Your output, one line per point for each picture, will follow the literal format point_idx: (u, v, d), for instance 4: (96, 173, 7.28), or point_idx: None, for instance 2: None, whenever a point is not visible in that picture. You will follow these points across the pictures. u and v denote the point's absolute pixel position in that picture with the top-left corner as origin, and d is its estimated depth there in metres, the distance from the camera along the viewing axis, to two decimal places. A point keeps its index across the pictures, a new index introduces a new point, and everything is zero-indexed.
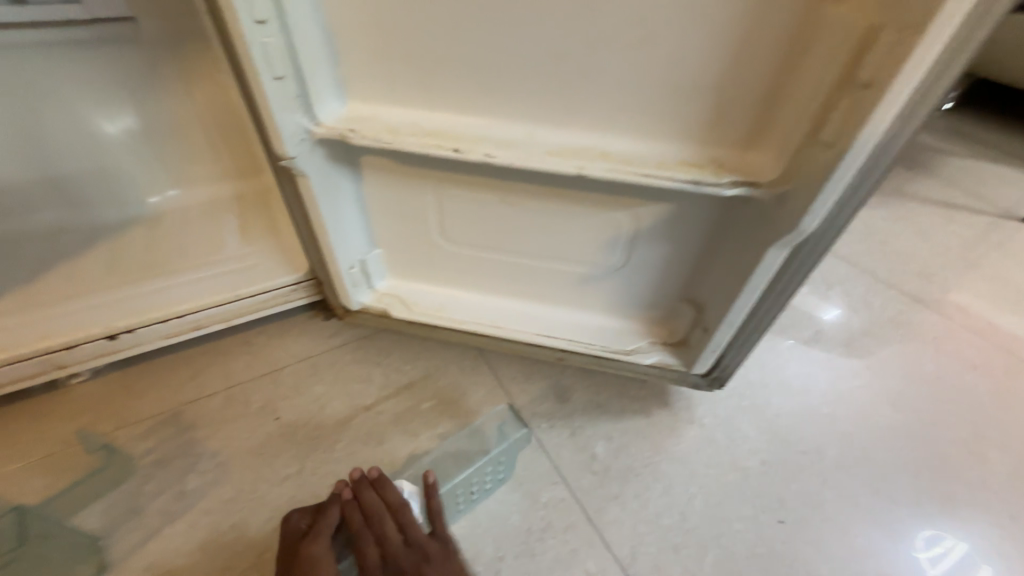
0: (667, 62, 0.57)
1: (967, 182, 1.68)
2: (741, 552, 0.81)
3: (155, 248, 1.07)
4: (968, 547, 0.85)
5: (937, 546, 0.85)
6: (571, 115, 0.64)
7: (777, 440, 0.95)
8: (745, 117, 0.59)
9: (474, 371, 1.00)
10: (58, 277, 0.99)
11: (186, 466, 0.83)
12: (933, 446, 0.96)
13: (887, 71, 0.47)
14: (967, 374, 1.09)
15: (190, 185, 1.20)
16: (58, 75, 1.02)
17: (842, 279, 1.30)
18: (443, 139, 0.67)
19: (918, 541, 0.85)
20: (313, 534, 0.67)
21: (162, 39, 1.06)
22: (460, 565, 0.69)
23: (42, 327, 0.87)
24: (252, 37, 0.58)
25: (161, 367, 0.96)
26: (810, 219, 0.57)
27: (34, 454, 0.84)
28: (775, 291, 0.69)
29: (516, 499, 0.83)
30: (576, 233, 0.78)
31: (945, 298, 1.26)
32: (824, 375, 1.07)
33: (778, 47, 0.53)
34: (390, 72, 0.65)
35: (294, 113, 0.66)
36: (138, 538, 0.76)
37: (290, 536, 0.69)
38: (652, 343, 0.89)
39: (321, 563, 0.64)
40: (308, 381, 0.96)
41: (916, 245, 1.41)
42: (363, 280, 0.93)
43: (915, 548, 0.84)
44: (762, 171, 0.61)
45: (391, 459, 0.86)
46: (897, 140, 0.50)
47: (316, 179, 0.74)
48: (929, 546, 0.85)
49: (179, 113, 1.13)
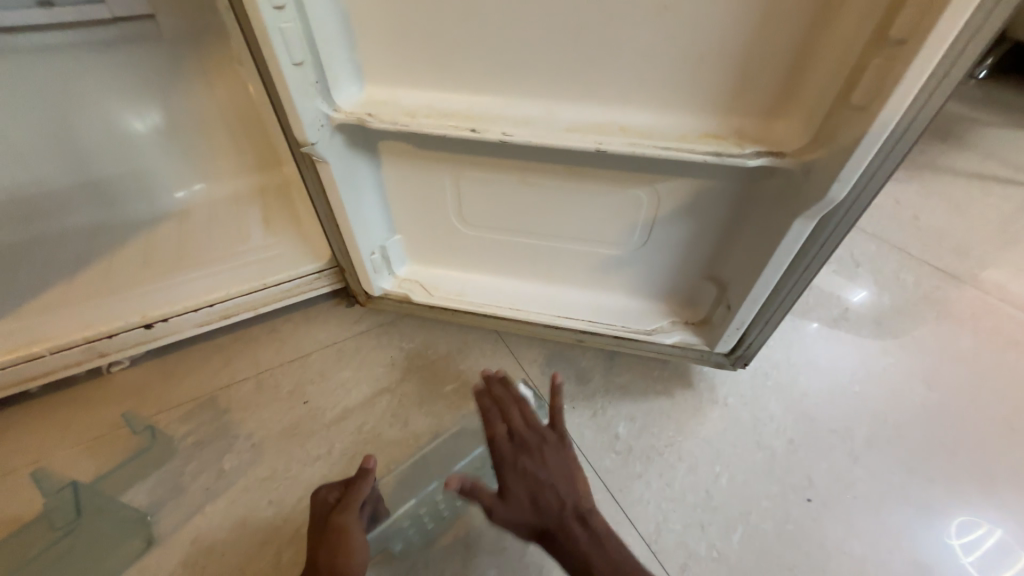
0: (688, 30, 0.56)
1: (1007, 152, 1.59)
2: (769, 530, 0.80)
3: (184, 241, 1.10)
4: (999, 536, 0.81)
5: (968, 534, 0.81)
6: (589, 91, 0.63)
7: (804, 419, 0.93)
8: (769, 85, 0.58)
9: (494, 354, 1.01)
10: (97, 271, 1.03)
11: (223, 447, 0.87)
12: (970, 425, 0.93)
13: (923, 27, 0.44)
14: (1008, 352, 1.05)
15: (214, 179, 1.23)
16: (87, 75, 1.06)
17: (872, 257, 1.25)
18: (460, 120, 0.66)
19: (947, 529, 0.81)
20: (343, 506, 0.68)
21: (182, 35, 1.08)
22: (573, 455, 0.71)
23: (84, 318, 0.92)
24: (271, 24, 0.58)
25: (195, 354, 1.00)
26: (839, 189, 0.55)
27: (84, 437, 0.89)
28: (802, 265, 0.67)
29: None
30: (595, 212, 0.78)
31: (984, 273, 1.21)
32: (853, 354, 1.04)
33: (805, 8, 0.51)
34: (406, 55, 0.65)
35: (313, 99, 0.66)
36: (182, 514, 0.80)
37: (319, 507, 0.70)
38: (674, 323, 0.88)
39: (351, 532, 0.65)
40: (334, 367, 0.98)
41: (952, 219, 1.35)
42: (384, 266, 0.94)
43: (943, 535, 0.81)
44: (788, 141, 0.59)
45: (416, 440, 0.88)
46: (932, 102, 0.48)
47: (336, 165, 0.75)
48: (963, 533, 0.81)
49: (200, 108, 1.16)
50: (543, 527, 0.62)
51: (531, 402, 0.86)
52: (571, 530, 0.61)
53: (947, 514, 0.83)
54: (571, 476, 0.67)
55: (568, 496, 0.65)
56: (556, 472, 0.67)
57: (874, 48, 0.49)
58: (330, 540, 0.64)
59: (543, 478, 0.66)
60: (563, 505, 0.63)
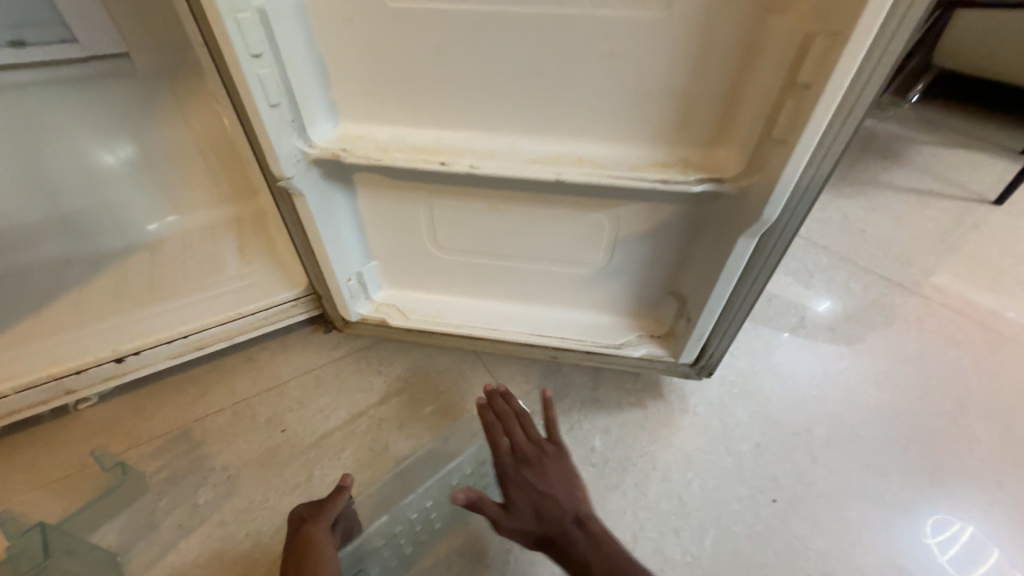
0: (633, 72, 0.62)
1: (940, 168, 1.74)
2: (740, 531, 0.84)
3: (157, 272, 1.10)
4: (974, 530, 0.86)
5: (945, 532, 0.86)
6: (550, 126, 0.69)
7: (769, 423, 0.98)
8: (707, 119, 0.64)
9: (472, 374, 1.03)
10: (66, 305, 1.02)
11: (198, 479, 0.86)
12: (918, 420, 1.00)
13: (824, 72, 0.52)
14: (949, 351, 1.14)
15: (188, 210, 1.23)
16: (57, 111, 1.06)
17: (824, 267, 1.35)
18: (430, 154, 0.71)
19: (926, 527, 0.86)
20: (314, 520, 0.68)
21: (157, 71, 1.10)
22: (572, 465, 0.75)
23: (51, 354, 0.90)
24: (248, 69, 0.62)
25: (168, 387, 0.99)
26: (772, 210, 0.61)
27: (51, 477, 0.86)
28: (749, 278, 0.73)
29: None
30: (562, 234, 0.82)
31: (925, 280, 1.31)
32: (811, 359, 1.11)
33: (731, 56, 0.58)
34: (378, 94, 0.70)
35: (290, 136, 0.70)
36: (155, 551, 0.78)
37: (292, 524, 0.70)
38: (641, 336, 0.92)
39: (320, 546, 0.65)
40: (312, 393, 0.99)
41: (894, 231, 1.47)
42: (361, 291, 0.97)
43: (923, 533, 0.85)
44: (727, 167, 0.66)
45: (396, 462, 0.89)
46: (842, 134, 0.55)
47: (312, 197, 0.78)
48: (937, 532, 0.86)
49: (175, 141, 1.17)
50: (545, 535, 0.67)
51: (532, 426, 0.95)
52: (572, 535, 0.66)
53: (924, 510, 0.88)
54: (571, 484, 0.72)
55: (570, 506, 0.69)
56: (557, 485, 0.71)
57: (788, 90, 0.56)
58: (300, 554, 0.64)
59: (546, 492, 0.70)
60: (565, 513, 0.68)
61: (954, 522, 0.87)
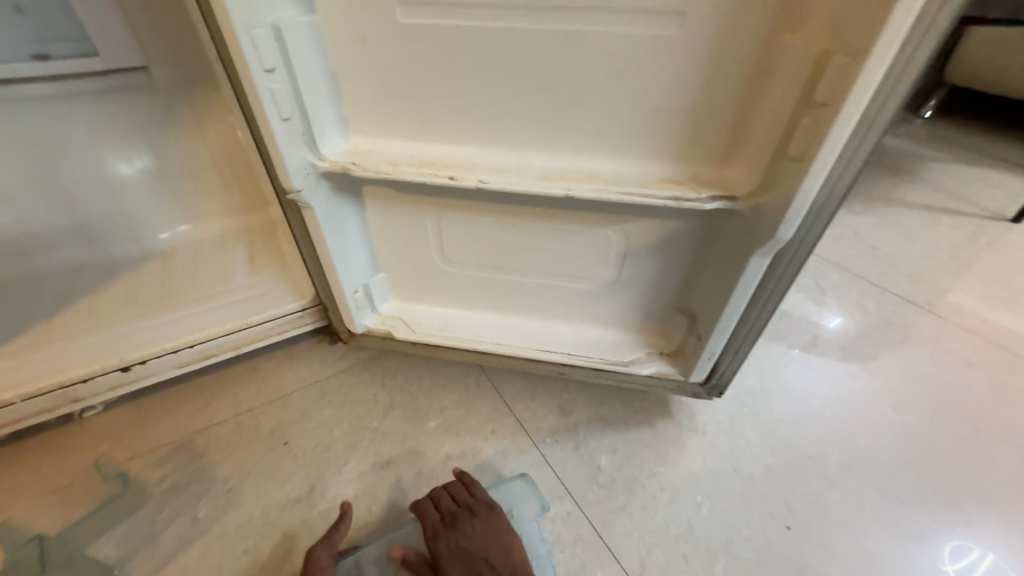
0: (645, 89, 0.62)
1: (953, 184, 1.72)
2: (751, 558, 0.81)
3: (166, 281, 1.10)
4: (995, 559, 0.82)
5: (964, 559, 0.82)
6: (559, 142, 0.69)
7: (781, 445, 0.95)
8: (719, 136, 0.64)
9: (477, 389, 1.02)
10: (75, 312, 1.02)
11: (199, 492, 0.85)
12: (938, 445, 0.97)
13: (841, 90, 0.51)
14: (968, 372, 1.10)
15: (199, 219, 1.25)
16: (75, 122, 1.08)
17: (835, 284, 1.32)
18: (439, 168, 0.71)
19: (943, 552, 0.83)
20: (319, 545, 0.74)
21: (174, 84, 1.12)
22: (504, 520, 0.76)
23: (59, 362, 0.90)
24: (260, 84, 0.62)
25: (173, 396, 0.99)
26: (787, 228, 0.60)
27: (52, 486, 0.85)
28: (762, 297, 0.71)
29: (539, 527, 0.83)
30: (570, 249, 0.82)
31: (941, 298, 1.28)
32: (824, 379, 1.08)
33: (744, 73, 0.58)
34: (389, 109, 0.70)
35: (300, 149, 0.70)
36: (153, 565, 0.77)
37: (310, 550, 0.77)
38: (649, 354, 0.90)
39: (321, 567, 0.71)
40: (315, 406, 0.98)
41: (907, 248, 1.44)
42: (367, 303, 0.96)
43: (942, 560, 0.82)
44: (739, 185, 0.65)
45: (398, 478, 0.88)
46: (859, 153, 0.54)
47: (320, 209, 0.78)
48: (955, 558, 0.82)
49: (188, 152, 1.19)
50: None
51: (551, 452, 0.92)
52: None
53: (943, 536, 0.84)
54: (503, 541, 0.72)
55: (506, 564, 0.70)
56: (489, 544, 0.72)
57: (803, 108, 0.56)
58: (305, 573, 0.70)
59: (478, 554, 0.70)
60: (501, 574, 0.69)
61: (970, 549, 0.83)
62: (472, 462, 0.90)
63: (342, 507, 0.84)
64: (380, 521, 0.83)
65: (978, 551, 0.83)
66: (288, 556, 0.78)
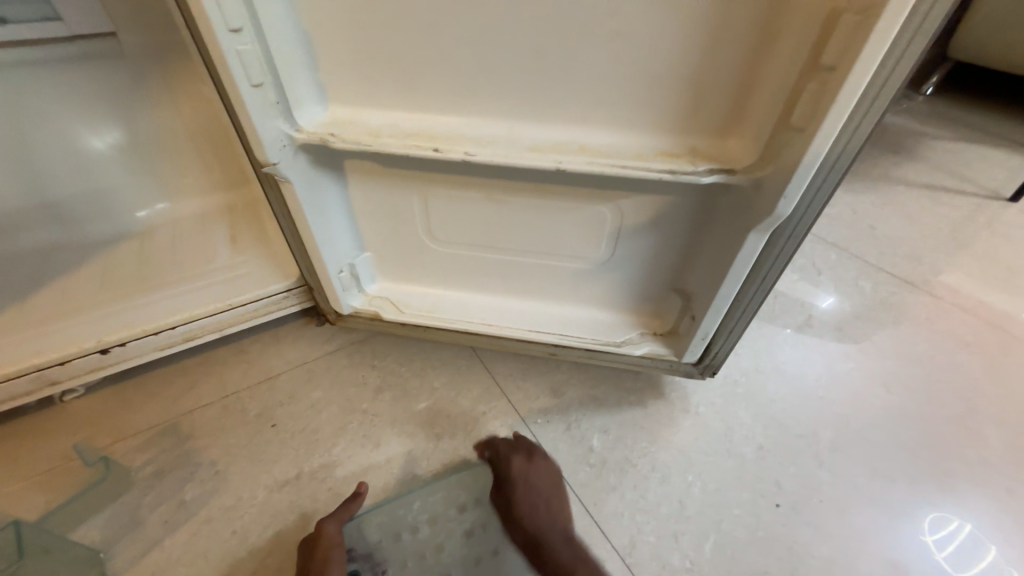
0: (642, 54, 0.58)
1: (953, 163, 1.69)
2: (741, 536, 0.81)
3: (146, 261, 1.07)
4: (972, 529, 0.84)
5: (943, 530, 0.84)
6: (550, 111, 0.65)
7: (773, 425, 0.95)
8: (719, 105, 0.60)
9: (469, 370, 1.00)
10: (51, 293, 0.99)
11: (185, 475, 0.84)
12: (928, 424, 0.97)
13: (851, 53, 0.47)
14: (960, 353, 1.10)
15: (178, 197, 1.20)
16: (42, 93, 1.02)
17: (832, 264, 1.31)
18: (424, 139, 0.67)
19: (924, 525, 0.84)
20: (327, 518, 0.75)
21: (145, 52, 1.06)
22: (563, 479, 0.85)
23: (35, 345, 0.87)
24: (227, 46, 0.58)
25: (157, 379, 0.97)
26: (786, 203, 0.58)
27: (34, 471, 0.84)
28: (758, 276, 0.70)
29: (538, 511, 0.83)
30: (563, 227, 0.79)
31: (937, 279, 1.27)
32: (817, 359, 1.08)
33: (748, 36, 0.54)
34: (368, 75, 0.66)
35: (274, 119, 0.66)
36: (140, 548, 0.76)
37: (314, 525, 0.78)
38: (642, 334, 0.89)
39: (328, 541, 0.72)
40: (303, 388, 0.96)
41: (905, 228, 1.42)
42: (354, 284, 0.93)
43: (922, 531, 0.84)
44: (739, 158, 0.62)
45: (389, 459, 0.87)
46: (866, 121, 0.52)
47: (300, 184, 0.74)
48: (934, 530, 0.84)
49: (164, 125, 1.13)
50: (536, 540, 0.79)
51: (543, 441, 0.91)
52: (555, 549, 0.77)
53: (924, 510, 0.86)
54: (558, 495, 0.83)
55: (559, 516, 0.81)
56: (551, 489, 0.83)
57: (809, 73, 0.52)
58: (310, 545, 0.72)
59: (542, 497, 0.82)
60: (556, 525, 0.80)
61: (948, 521, 0.85)
62: (463, 443, 0.89)
63: (332, 489, 0.83)
64: (370, 502, 0.82)
65: (954, 523, 0.85)
66: (277, 537, 0.78)
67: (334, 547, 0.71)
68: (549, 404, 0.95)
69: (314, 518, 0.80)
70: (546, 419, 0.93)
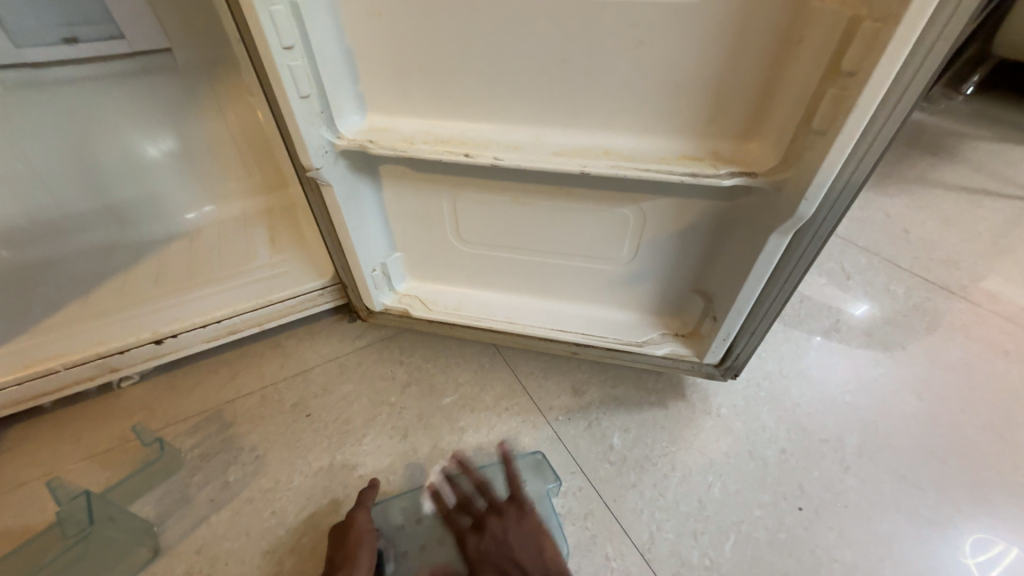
0: (665, 62, 0.60)
1: (995, 165, 1.63)
2: (762, 538, 0.81)
3: (193, 260, 1.14)
4: (1022, 553, 0.81)
5: (989, 552, 0.81)
6: (575, 118, 0.68)
7: (797, 428, 0.95)
8: (741, 110, 0.62)
9: (492, 368, 1.04)
10: (111, 289, 1.08)
11: (228, 458, 0.90)
12: (961, 434, 0.94)
13: (871, 60, 0.49)
14: (999, 360, 1.07)
15: (223, 200, 1.28)
16: (105, 105, 1.12)
17: (862, 268, 1.28)
18: (454, 145, 0.71)
19: (966, 546, 0.81)
20: (353, 511, 0.77)
21: (196, 65, 1.15)
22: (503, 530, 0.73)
23: (97, 334, 0.95)
24: (279, 62, 0.63)
25: (203, 369, 1.04)
26: (808, 206, 0.59)
27: (95, 449, 0.92)
28: (781, 277, 0.70)
29: (560, 502, 0.84)
30: (584, 229, 0.82)
31: (975, 285, 1.23)
32: (844, 364, 1.06)
33: (768, 45, 0.56)
34: (404, 86, 0.71)
35: (318, 127, 0.71)
36: (189, 523, 0.82)
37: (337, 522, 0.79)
38: (664, 335, 0.90)
39: (362, 529, 0.74)
40: (336, 380, 1.01)
41: (941, 232, 1.38)
42: (385, 282, 0.98)
43: (964, 553, 0.80)
44: (761, 161, 0.63)
45: (415, 451, 0.91)
46: (890, 124, 0.52)
47: (339, 187, 0.79)
48: (979, 552, 0.81)
49: (212, 132, 1.21)
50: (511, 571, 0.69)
51: (568, 439, 0.92)
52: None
53: (965, 528, 0.83)
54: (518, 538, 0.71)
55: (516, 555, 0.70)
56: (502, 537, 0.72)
57: (830, 78, 0.53)
58: (345, 532, 0.74)
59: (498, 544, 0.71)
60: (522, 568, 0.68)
61: (994, 544, 0.82)
62: (486, 437, 0.93)
63: (362, 475, 0.88)
64: (397, 489, 0.86)
65: (1001, 546, 0.81)
66: (312, 519, 0.82)
67: (363, 534, 0.74)
68: (571, 404, 0.97)
69: (346, 502, 0.85)
70: (568, 418, 0.95)
